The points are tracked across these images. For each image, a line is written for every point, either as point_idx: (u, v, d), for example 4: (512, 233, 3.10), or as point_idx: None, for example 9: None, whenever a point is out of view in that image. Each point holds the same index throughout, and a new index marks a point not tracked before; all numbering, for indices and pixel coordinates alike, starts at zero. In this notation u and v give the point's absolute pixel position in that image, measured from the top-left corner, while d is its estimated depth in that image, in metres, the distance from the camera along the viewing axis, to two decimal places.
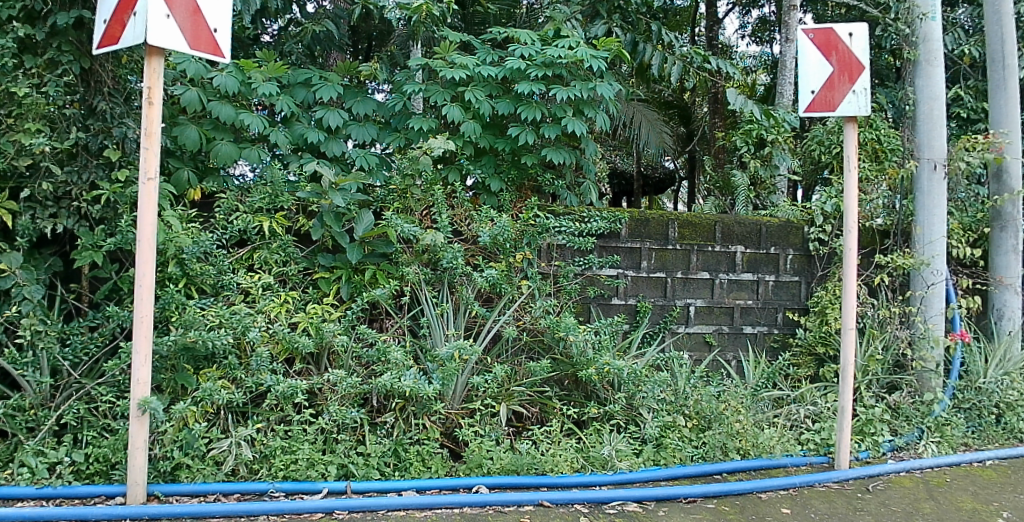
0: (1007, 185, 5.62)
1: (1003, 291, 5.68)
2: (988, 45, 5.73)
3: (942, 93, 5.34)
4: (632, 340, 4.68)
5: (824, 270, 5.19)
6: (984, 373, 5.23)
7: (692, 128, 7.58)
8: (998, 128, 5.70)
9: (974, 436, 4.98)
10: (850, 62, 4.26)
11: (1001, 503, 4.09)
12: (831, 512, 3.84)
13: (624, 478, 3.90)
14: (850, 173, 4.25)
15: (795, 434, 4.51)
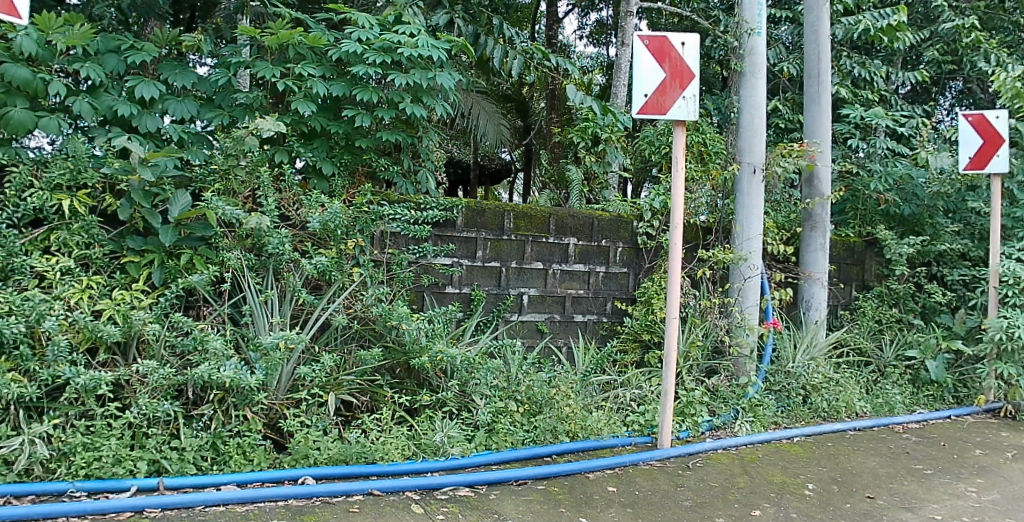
0: (817, 190, 6.16)
1: (811, 284, 6.18)
2: (806, 62, 6.24)
3: (762, 103, 5.74)
4: (466, 328, 4.75)
5: (650, 262, 5.47)
6: (792, 358, 5.70)
7: (529, 121, 7.87)
8: (811, 138, 6.18)
9: (783, 415, 5.37)
10: (681, 70, 4.56)
11: (806, 476, 4.50)
12: (653, 489, 4.09)
13: (456, 464, 3.97)
14: (679, 173, 4.54)
15: (621, 416, 4.76)
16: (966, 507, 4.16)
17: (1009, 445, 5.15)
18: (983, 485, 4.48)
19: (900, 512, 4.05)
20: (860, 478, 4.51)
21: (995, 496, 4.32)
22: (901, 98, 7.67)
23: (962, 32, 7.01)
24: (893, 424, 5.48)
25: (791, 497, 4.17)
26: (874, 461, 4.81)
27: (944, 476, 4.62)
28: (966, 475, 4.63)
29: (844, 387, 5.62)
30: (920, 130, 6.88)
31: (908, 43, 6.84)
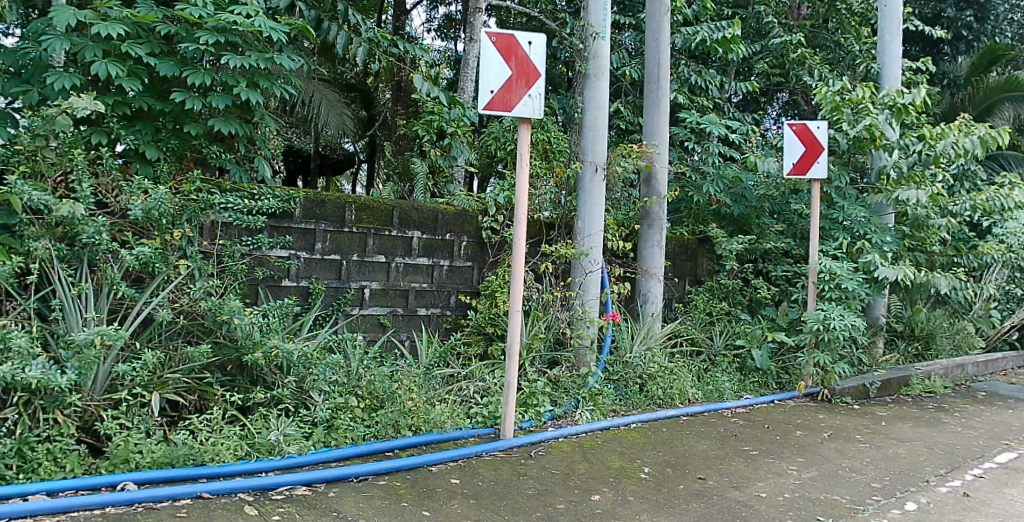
0: (655, 190, 6.45)
1: (649, 279, 6.45)
2: (647, 68, 6.48)
3: (605, 104, 5.88)
4: (303, 323, 4.64)
5: (494, 256, 5.56)
6: (630, 348, 5.93)
7: (373, 112, 7.84)
8: (651, 140, 6.43)
9: (621, 403, 5.60)
10: (527, 68, 4.66)
11: (642, 460, 4.75)
12: (496, 479, 4.17)
13: (292, 463, 3.86)
14: (522, 169, 4.65)
15: (464, 409, 4.82)
16: (787, 484, 4.58)
17: (824, 426, 5.69)
18: (801, 463, 4.95)
19: (729, 491, 4.40)
20: (692, 460, 4.84)
21: (811, 473, 4.78)
22: (733, 106, 8.19)
23: (789, 47, 7.56)
24: (722, 408, 5.85)
25: (628, 481, 4.41)
26: (705, 444, 5.15)
27: (767, 456, 5.04)
28: (786, 455, 5.07)
29: (677, 375, 5.92)
30: (749, 136, 7.33)
31: (739, 55, 7.27)
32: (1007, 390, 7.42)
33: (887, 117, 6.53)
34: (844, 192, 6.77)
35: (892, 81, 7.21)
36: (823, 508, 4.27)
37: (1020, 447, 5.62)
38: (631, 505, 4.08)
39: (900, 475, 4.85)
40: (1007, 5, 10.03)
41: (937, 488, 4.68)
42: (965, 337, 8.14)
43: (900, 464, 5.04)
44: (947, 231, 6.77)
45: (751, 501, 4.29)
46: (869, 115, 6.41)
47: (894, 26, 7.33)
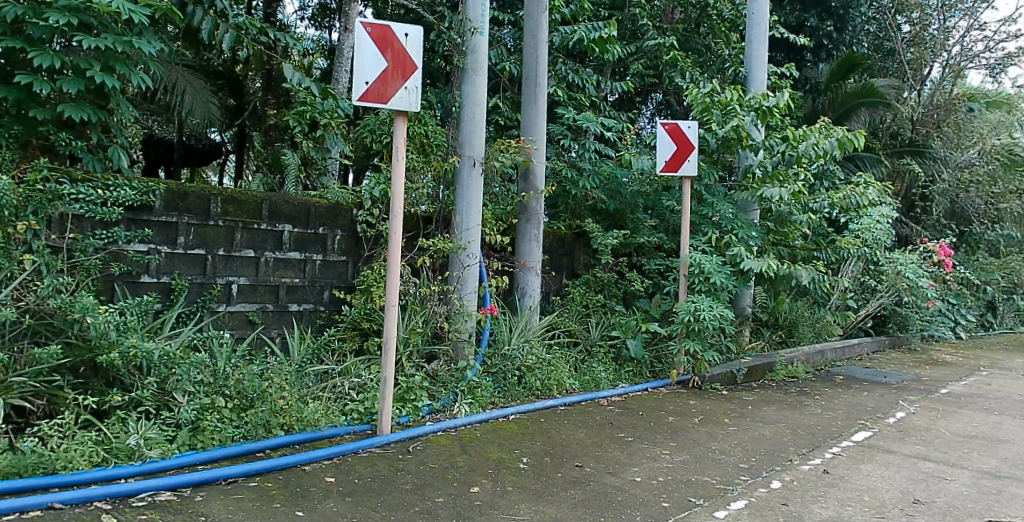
0: (532, 185, 6.55)
1: (526, 273, 6.55)
2: (525, 64, 6.55)
3: (483, 100, 5.92)
4: (165, 320, 4.47)
5: (370, 250, 5.49)
6: (508, 340, 6.01)
7: (242, 101, 7.56)
8: (529, 135, 6.51)
9: (499, 395, 5.66)
10: (403, 60, 4.62)
11: (520, 451, 4.83)
12: (374, 476, 4.13)
13: (155, 467, 3.71)
14: (399, 162, 4.62)
15: (339, 406, 4.73)
16: (661, 468, 4.79)
17: (695, 411, 5.97)
18: (674, 447, 5.18)
19: (606, 477, 4.56)
20: (570, 449, 4.97)
21: (683, 457, 5.02)
22: (610, 104, 8.41)
23: (662, 50, 7.83)
24: (599, 398, 6.01)
25: (507, 472, 4.47)
26: (582, 432, 5.29)
27: (641, 441, 5.24)
28: (660, 440, 5.29)
29: (555, 366, 6.03)
30: (624, 133, 7.51)
31: (615, 55, 7.43)
32: (861, 373, 8.03)
33: (753, 119, 6.90)
34: (713, 190, 7.05)
35: (758, 85, 7.61)
36: (694, 489, 4.49)
37: (873, 426, 6.17)
38: (511, 495, 4.14)
39: (765, 456, 5.17)
40: (864, 16, 11.02)
41: (799, 467, 5.02)
42: (823, 325, 8.74)
43: (765, 445, 5.37)
44: (808, 226, 7.19)
45: (626, 485, 4.46)
46: (737, 116, 6.75)
47: (761, 33, 7.75)
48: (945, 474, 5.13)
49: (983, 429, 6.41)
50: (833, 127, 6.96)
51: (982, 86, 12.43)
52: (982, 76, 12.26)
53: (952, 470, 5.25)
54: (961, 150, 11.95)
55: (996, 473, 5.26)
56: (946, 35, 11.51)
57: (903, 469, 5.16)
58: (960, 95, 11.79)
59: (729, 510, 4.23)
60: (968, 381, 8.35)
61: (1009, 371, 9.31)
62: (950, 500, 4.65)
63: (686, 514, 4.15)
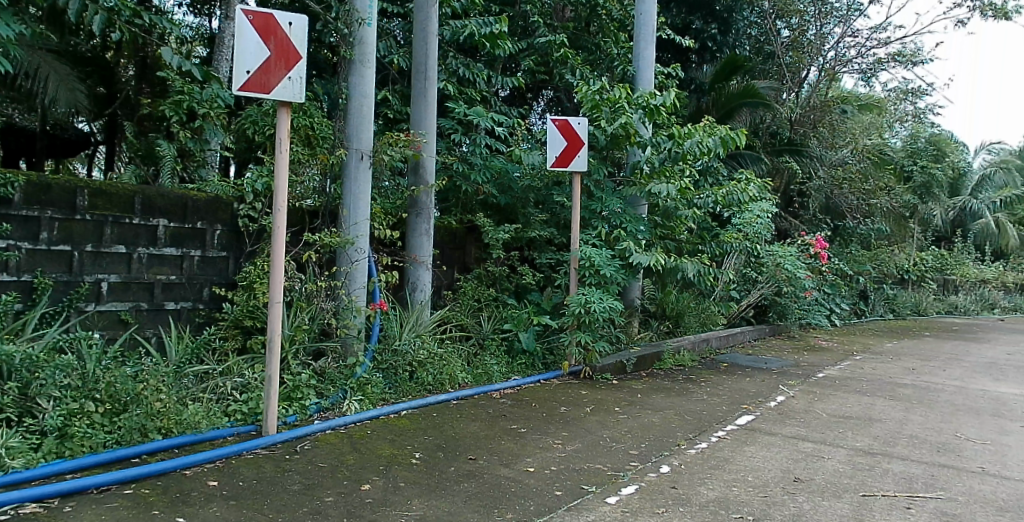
0: (422, 179, 6.51)
1: (417, 267, 6.52)
2: (415, 58, 6.53)
3: (371, 92, 5.86)
4: (27, 322, 4.24)
5: (252, 246, 5.35)
6: (399, 336, 5.96)
7: (113, 89, 7.17)
8: (418, 129, 6.50)
9: (390, 391, 5.61)
10: (287, 50, 4.49)
11: (412, 446, 4.80)
12: (260, 478, 4.01)
13: (18, 479, 3.52)
14: (282, 154, 4.48)
15: (222, 407, 4.58)
16: (554, 458, 4.87)
17: (586, 401, 6.10)
18: (566, 437, 5.27)
19: (499, 468, 4.59)
20: (462, 442, 4.98)
21: (575, 446, 5.12)
22: (502, 100, 8.46)
23: (553, 47, 7.93)
24: (491, 390, 6.05)
25: (399, 468, 4.44)
26: (475, 425, 5.31)
27: (534, 432, 5.31)
28: (552, 430, 5.38)
29: (447, 360, 6.03)
30: (515, 129, 7.58)
31: (506, 51, 7.49)
32: (744, 360, 8.41)
33: (640, 117, 7.05)
34: (602, 185, 7.20)
35: (646, 83, 7.87)
36: (587, 477, 4.59)
37: (755, 410, 6.47)
38: (403, 491, 4.11)
39: (654, 441, 5.34)
40: (746, 21, 11.58)
41: (687, 451, 5.22)
42: (709, 315, 9.10)
43: (654, 432, 5.55)
44: (693, 220, 7.45)
45: (519, 476, 4.51)
46: (625, 113, 6.90)
47: (648, 33, 7.99)
48: (822, 453, 5.44)
49: (856, 409, 6.84)
50: (716, 125, 7.24)
51: (855, 89, 13.19)
52: (855, 80, 13.03)
53: (828, 448, 5.58)
54: (835, 149, 12.66)
55: (868, 450, 5.63)
56: (821, 41, 12.10)
57: (784, 449, 5.45)
58: (834, 98, 12.48)
59: (621, 496, 4.34)
60: (841, 365, 8.90)
61: (877, 355, 9.98)
62: (827, 477, 4.93)
63: (579, 501, 4.23)
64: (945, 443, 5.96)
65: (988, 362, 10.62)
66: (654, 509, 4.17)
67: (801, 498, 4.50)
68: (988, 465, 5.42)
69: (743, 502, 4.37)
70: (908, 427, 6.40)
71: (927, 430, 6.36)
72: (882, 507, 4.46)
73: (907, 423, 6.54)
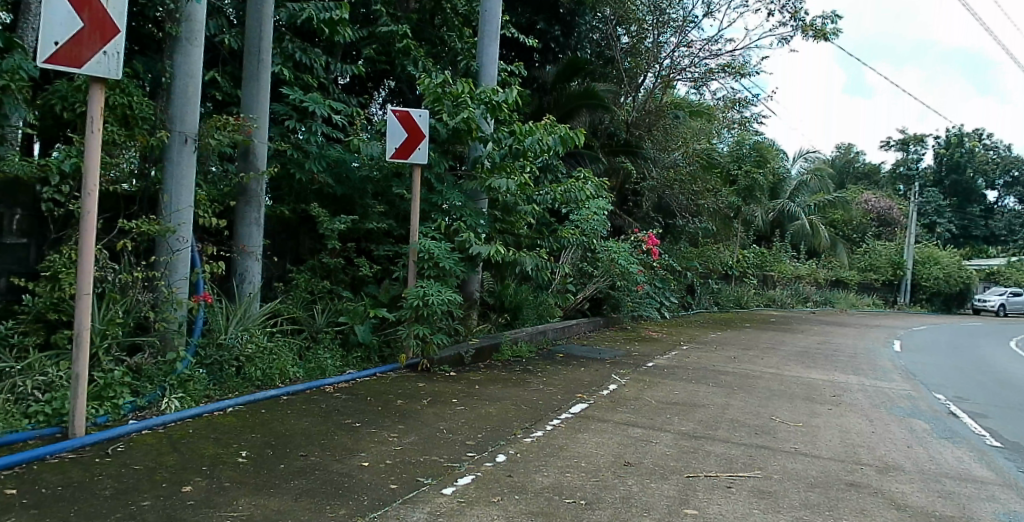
0: (253, 165, 6.29)
1: (246, 258, 6.29)
2: (248, 38, 6.26)
3: (199, 72, 5.56)
4: None
5: (58, 233, 5.00)
6: (224, 329, 5.72)
7: None
8: (249, 113, 6.26)
9: (214, 387, 5.37)
10: (103, 22, 4.15)
11: (239, 444, 4.61)
12: (66, 484, 3.74)
13: None
14: (94, 134, 4.14)
15: (20, 408, 4.21)
16: (389, 451, 4.83)
17: (424, 393, 6.11)
18: (402, 430, 5.25)
19: (332, 464, 4.50)
20: (293, 439, 4.83)
21: (411, 439, 5.11)
22: (341, 88, 8.26)
23: (396, 37, 7.89)
24: (324, 385, 5.92)
25: (224, 468, 4.24)
26: (307, 421, 5.18)
27: (369, 426, 5.25)
28: (388, 423, 5.34)
29: (277, 355, 5.84)
30: (354, 118, 7.42)
31: (346, 38, 7.32)
32: (579, 351, 8.77)
33: (482, 112, 7.12)
34: (443, 178, 7.21)
35: (490, 80, 8.01)
36: (423, 469, 4.60)
37: (589, 398, 6.75)
38: (228, 491, 3.95)
39: (491, 431, 5.43)
40: (589, 25, 12.02)
41: (522, 439, 5.35)
42: (545, 308, 9.39)
43: (491, 422, 5.64)
44: (532, 216, 7.65)
45: (353, 471, 4.44)
46: (467, 108, 6.93)
47: (493, 31, 8.11)
48: (650, 438, 5.76)
49: (682, 396, 7.30)
50: (557, 124, 7.45)
51: (687, 97, 14.00)
52: (688, 88, 13.84)
53: (655, 433, 5.91)
54: (668, 152, 13.43)
55: (692, 433, 6.02)
56: (659, 49, 12.53)
57: (615, 435, 5.72)
58: (668, 103, 13.22)
59: (457, 486, 4.38)
60: (669, 354, 9.46)
61: (702, 345, 10.72)
62: (655, 460, 5.22)
63: (415, 493, 4.23)
64: (760, 426, 6.49)
65: (799, 350, 11.69)
66: (490, 498, 4.24)
67: (630, 481, 4.74)
68: (798, 445, 5.95)
69: (576, 487, 4.53)
70: (728, 411, 6.90)
71: (744, 413, 6.89)
72: (704, 486, 4.78)
73: (727, 408, 7.06)
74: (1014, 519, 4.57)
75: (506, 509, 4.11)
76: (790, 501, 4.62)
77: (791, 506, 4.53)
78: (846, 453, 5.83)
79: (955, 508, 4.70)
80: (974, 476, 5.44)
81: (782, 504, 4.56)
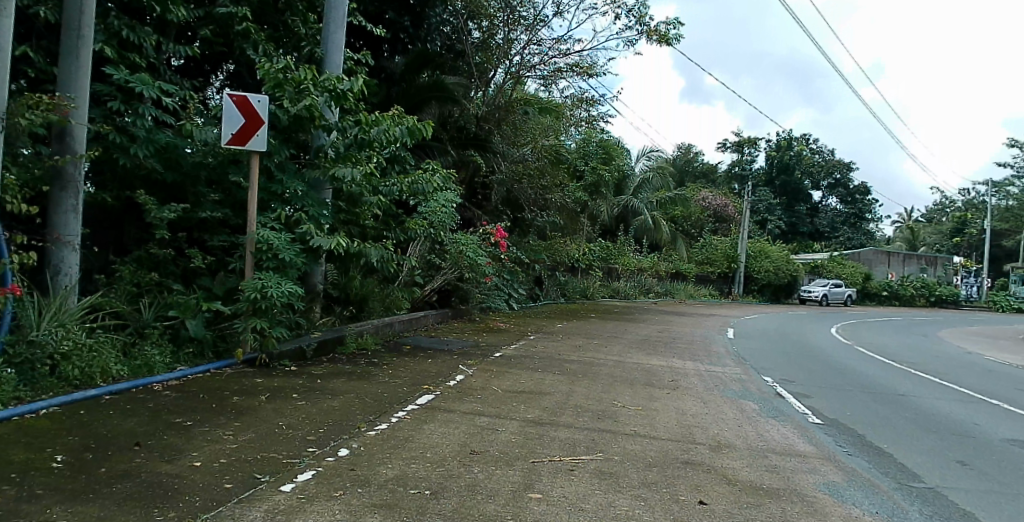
0: (70, 148, 5.83)
1: (61, 248, 5.84)
2: (66, 11, 5.78)
3: (8, 45, 5.07)
4: None
5: None
6: (37, 325, 5.27)
7: None
8: (66, 92, 5.79)
9: (25, 388, 4.95)
10: None
11: (54, 448, 4.28)
12: None
13: None
14: None
15: None
16: (223, 450, 4.65)
17: (262, 389, 5.92)
18: (237, 427, 5.06)
19: (160, 465, 4.28)
20: (115, 440, 4.55)
21: (248, 436, 4.93)
22: (174, 70, 7.80)
23: (235, 19, 7.54)
24: (152, 383, 5.61)
25: (36, 474, 3.93)
26: (132, 421, 4.88)
27: (201, 425, 5.02)
28: (222, 421, 5.14)
29: (98, 352, 5.47)
30: (187, 102, 7.02)
31: (180, 17, 6.91)
32: (426, 342, 8.83)
33: (327, 100, 6.96)
34: (284, 167, 6.99)
35: (336, 66, 8.01)
36: (260, 466, 4.46)
37: (436, 389, 6.78)
38: (41, 499, 3.67)
39: (334, 425, 5.35)
40: (440, 17, 11.96)
41: (366, 433, 5.31)
42: (393, 300, 9.36)
43: (333, 416, 5.55)
44: (378, 208, 7.58)
45: (183, 472, 4.24)
46: (310, 96, 6.75)
47: (339, 16, 8.06)
48: (496, 426, 5.89)
49: (528, 384, 7.51)
50: (404, 115, 7.42)
51: (536, 93, 14.34)
52: (537, 85, 14.19)
53: (502, 421, 6.05)
54: (517, 147, 13.73)
55: (537, 420, 6.21)
56: (509, 46, 12.80)
57: (461, 425, 5.80)
58: (517, 99, 13.52)
59: (296, 482, 4.28)
60: (517, 344, 9.71)
61: (550, 335, 11.08)
62: (501, 447, 5.35)
63: (251, 492, 4.10)
64: (602, 411, 6.80)
65: (640, 338, 12.35)
66: (330, 493, 4.18)
67: (476, 469, 4.83)
68: (636, 428, 6.30)
69: (421, 478, 4.56)
70: (572, 398, 7.18)
71: (587, 399, 7.20)
72: (547, 471, 4.95)
73: (571, 394, 7.34)
74: (831, 488, 5.02)
75: (349, 502, 4.07)
76: (630, 481, 4.87)
77: (630, 486, 4.77)
78: (683, 434, 6.23)
79: (778, 480, 5.13)
80: (797, 451, 5.96)
81: (623, 484, 4.81)
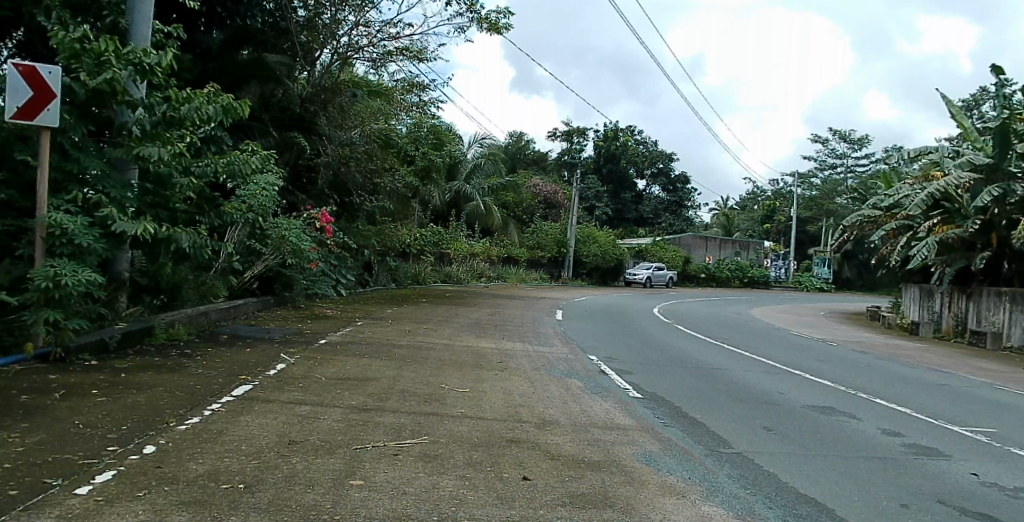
0: None
1: None
2: None
3: None
4: None
5: None
6: None
7: None
8: None
9: None
10: None
11: None
12: None
13: None
14: None
15: None
16: (8, 454, 4.26)
17: (55, 386, 5.48)
18: (26, 428, 4.66)
19: None
20: None
21: (39, 438, 4.56)
22: None
23: None
24: None
25: None
26: None
27: None
28: (9, 423, 4.71)
29: None
30: None
31: None
32: (245, 331, 8.52)
33: (131, 74, 6.48)
34: (82, 145, 6.44)
35: (142, 39, 7.56)
36: (52, 469, 4.15)
37: (254, 380, 6.57)
38: None
39: (139, 422, 5.07)
40: None
41: (175, 428, 5.06)
42: (208, 288, 8.95)
43: (138, 412, 5.25)
44: (190, 190, 7.19)
45: None
46: (112, 69, 6.25)
47: None
48: (318, 414, 5.81)
49: (354, 371, 7.46)
50: (219, 93, 7.08)
51: (366, 75, 14.09)
52: (367, 67, 13.94)
53: (324, 409, 5.98)
54: (345, 129, 13.45)
55: (361, 407, 6.20)
56: (337, 26, 12.44)
57: (280, 415, 5.67)
58: (344, 81, 13.20)
59: (94, 485, 4.02)
60: (342, 331, 9.59)
61: (379, 320, 11.03)
62: (322, 436, 5.29)
63: (42, 497, 3.82)
64: (429, 394, 6.90)
65: (470, 322, 12.59)
66: (134, 492, 3.98)
67: (294, 459, 4.76)
68: (462, 410, 6.46)
69: (234, 472, 4.43)
70: (398, 383, 7.22)
71: (414, 383, 7.27)
72: (370, 457, 4.96)
73: (399, 379, 7.37)
74: (647, 458, 5.44)
75: (154, 502, 3.89)
76: (453, 463, 5.00)
77: (454, 467, 4.90)
78: (509, 413, 6.47)
79: (598, 453, 5.47)
80: (617, 424, 6.37)
81: (446, 465, 4.93)
